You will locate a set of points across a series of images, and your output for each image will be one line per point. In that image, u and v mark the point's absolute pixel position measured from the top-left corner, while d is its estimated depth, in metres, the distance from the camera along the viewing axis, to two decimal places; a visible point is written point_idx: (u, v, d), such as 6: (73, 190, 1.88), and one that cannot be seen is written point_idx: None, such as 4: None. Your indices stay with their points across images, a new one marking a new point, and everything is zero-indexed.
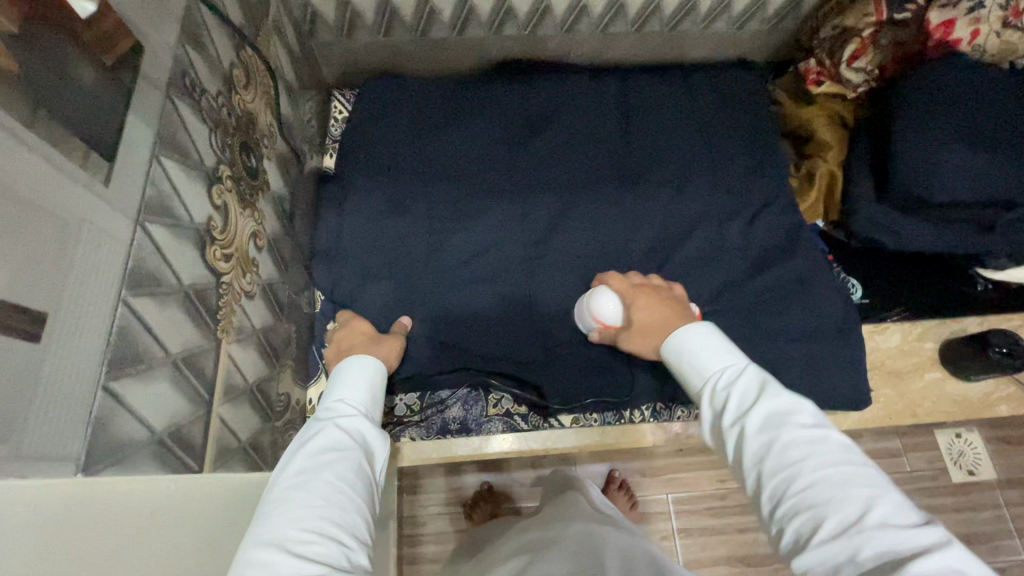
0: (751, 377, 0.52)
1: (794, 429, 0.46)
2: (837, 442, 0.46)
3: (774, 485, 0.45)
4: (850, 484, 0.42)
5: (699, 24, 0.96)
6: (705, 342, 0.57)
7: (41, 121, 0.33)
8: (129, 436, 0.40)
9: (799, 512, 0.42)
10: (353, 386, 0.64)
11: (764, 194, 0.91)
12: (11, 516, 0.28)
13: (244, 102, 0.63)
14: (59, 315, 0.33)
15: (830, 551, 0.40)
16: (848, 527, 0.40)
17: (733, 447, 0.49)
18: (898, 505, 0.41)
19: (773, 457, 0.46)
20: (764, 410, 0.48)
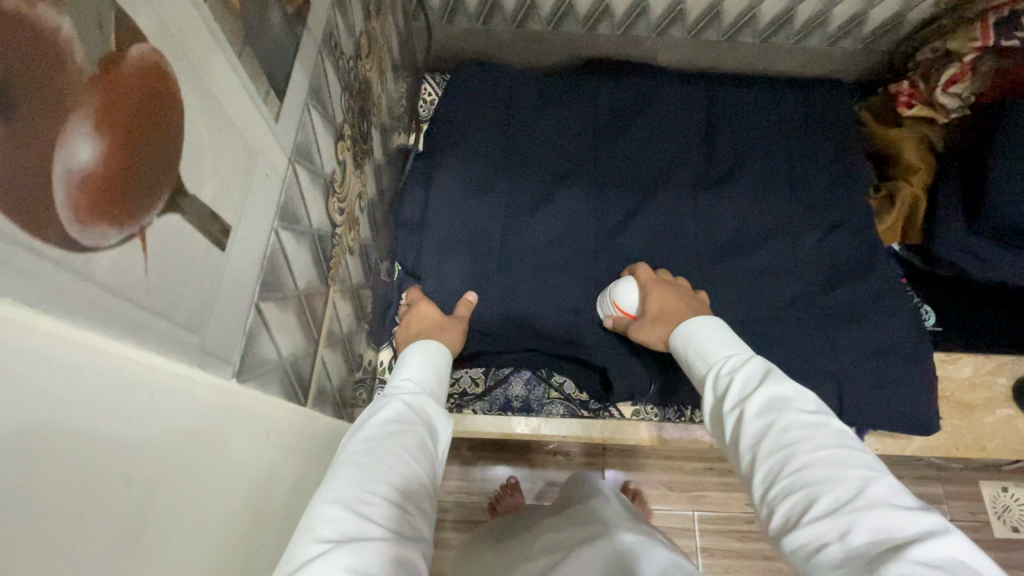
0: (753, 368, 0.59)
1: (792, 414, 0.52)
2: (835, 429, 0.52)
3: (775, 462, 0.50)
4: (846, 464, 0.48)
5: (791, 39, 0.96)
6: (714, 339, 0.65)
7: (246, 53, 0.36)
8: (266, 356, 0.43)
9: (794, 487, 0.48)
10: (416, 368, 0.65)
11: (844, 211, 0.91)
12: (186, 401, 0.32)
13: (364, 69, 0.67)
14: (236, 229, 0.36)
15: (822, 525, 0.44)
16: (842, 503, 0.45)
17: (733, 428, 0.56)
18: (891, 488, 0.46)
19: (773, 438, 0.51)
20: (766, 396, 0.55)
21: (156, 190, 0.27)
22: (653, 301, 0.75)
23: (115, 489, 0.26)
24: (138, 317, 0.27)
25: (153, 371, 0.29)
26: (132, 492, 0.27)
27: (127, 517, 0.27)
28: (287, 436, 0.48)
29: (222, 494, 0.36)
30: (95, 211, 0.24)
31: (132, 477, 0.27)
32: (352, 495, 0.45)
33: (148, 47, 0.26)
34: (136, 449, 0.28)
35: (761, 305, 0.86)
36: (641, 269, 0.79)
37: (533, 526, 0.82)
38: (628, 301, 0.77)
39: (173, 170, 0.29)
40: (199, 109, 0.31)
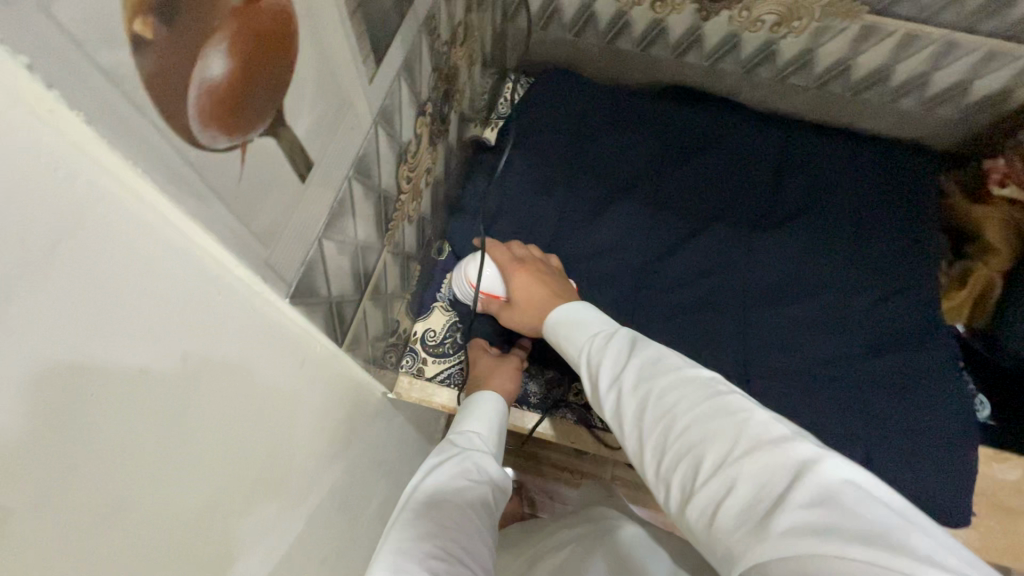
0: (619, 342, 0.58)
1: (664, 379, 0.51)
2: (705, 382, 0.50)
3: (662, 433, 0.49)
4: (720, 418, 0.46)
5: (885, 97, 0.94)
6: (580, 316, 0.65)
7: (359, 18, 0.41)
8: (318, 289, 0.47)
9: (682, 455, 0.46)
10: (483, 418, 0.73)
11: (908, 279, 0.87)
12: (234, 305, 0.36)
13: (455, 57, 0.72)
14: (318, 169, 0.41)
15: (712, 488, 0.43)
16: (724, 459, 0.44)
17: (613, 406, 0.54)
18: (765, 427, 0.45)
19: (653, 409, 0.50)
20: (637, 369, 0.54)
21: (262, 118, 0.32)
22: (515, 289, 0.75)
23: (167, 357, 0.30)
24: (230, 221, 0.32)
25: (219, 270, 0.34)
26: (182, 366, 0.32)
27: (175, 384, 0.31)
28: (314, 368, 0.52)
29: (250, 398, 0.40)
30: (209, 124, 0.28)
31: (186, 352, 0.32)
32: (422, 537, 0.54)
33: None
34: (194, 330, 0.32)
35: (800, 356, 0.83)
36: (492, 249, 0.81)
37: (551, 529, 0.87)
38: (492, 284, 0.81)
39: (274, 104, 0.33)
40: (310, 56, 0.36)
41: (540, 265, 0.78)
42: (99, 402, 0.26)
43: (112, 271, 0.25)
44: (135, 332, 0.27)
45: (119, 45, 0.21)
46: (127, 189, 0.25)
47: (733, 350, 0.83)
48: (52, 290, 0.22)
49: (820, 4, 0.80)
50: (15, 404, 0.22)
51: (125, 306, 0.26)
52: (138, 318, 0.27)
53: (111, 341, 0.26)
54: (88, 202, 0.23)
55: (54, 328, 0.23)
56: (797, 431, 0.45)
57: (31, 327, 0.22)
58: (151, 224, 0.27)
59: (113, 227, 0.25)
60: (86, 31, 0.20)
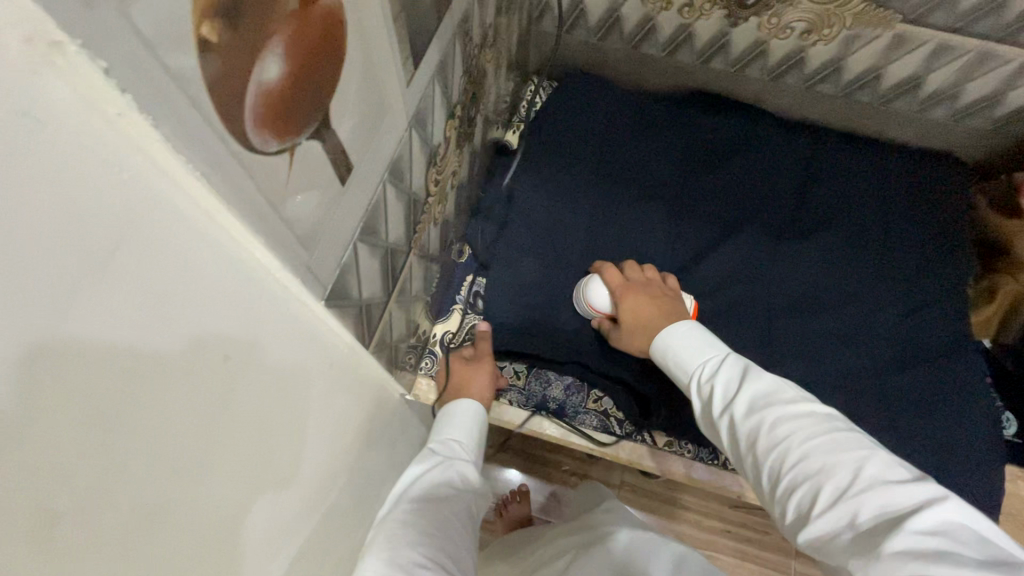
0: (731, 370, 0.61)
1: (778, 407, 0.54)
2: (820, 416, 0.53)
3: (774, 460, 0.51)
4: (838, 451, 0.49)
5: (914, 107, 0.93)
6: (692, 341, 0.68)
7: (401, 20, 0.41)
8: (350, 292, 0.47)
9: (800, 483, 0.49)
10: (462, 426, 0.77)
11: (935, 292, 0.86)
12: (276, 305, 0.36)
13: (484, 59, 0.71)
14: (357, 173, 0.41)
15: (833, 517, 0.45)
16: (844, 491, 0.46)
17: (729, 433, 0.57)
18: (884, 465, 0.47)
19: (765, 436, 0.53)
20: (749, 397, 0.56)
21: (311, 120, 0.32)
22: (629, 304, 0.77)
23: (213, 357, 0.30)
24: (276, 225, 0.32)
25: (264, 272, 0.33)
26: (225, 367, 0.32)
27: (216, 386, 0.31)
28: (343, 370, 0.52)
29: (284, 400, 0.40)
30: (262, 128, 0.28)
31: (228, 353, 0.32)
32: (397, 545, 0.58)
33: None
34: (236, 331, 0.32)
35: (823, 368, 0.82)
36: (607, 266, 0.83)
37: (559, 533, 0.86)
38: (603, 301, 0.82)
39: (322, 108, 0.33)
40: (356, 59, 0.35)
41: (657, 288, 0.80)
42: (154, 404, 0.26)
43: (170, 272, 0.25)
44: (185, 334, 0.27)
45: (187, 48, 0.21)
46: (183, 191, 0.25)
47: (755, 360, 0.83)
48: (111, 292, 0.22)
49: (851, 12, 0.79)
50: (76, 405, 0.22)
51: (178, 308, 0.26)
52: (189, 320, 0.27)
53: (165, 343, 0.26)
54: (148, 202, 0.23)
55: (112, 330, 0.23)
56: (911, 470, 0.47)
57: (95, 331, 0.22)
58: (203, 226, 0.27)
59: (170, 228, 0.25)
60: (160, 36, 0.20)
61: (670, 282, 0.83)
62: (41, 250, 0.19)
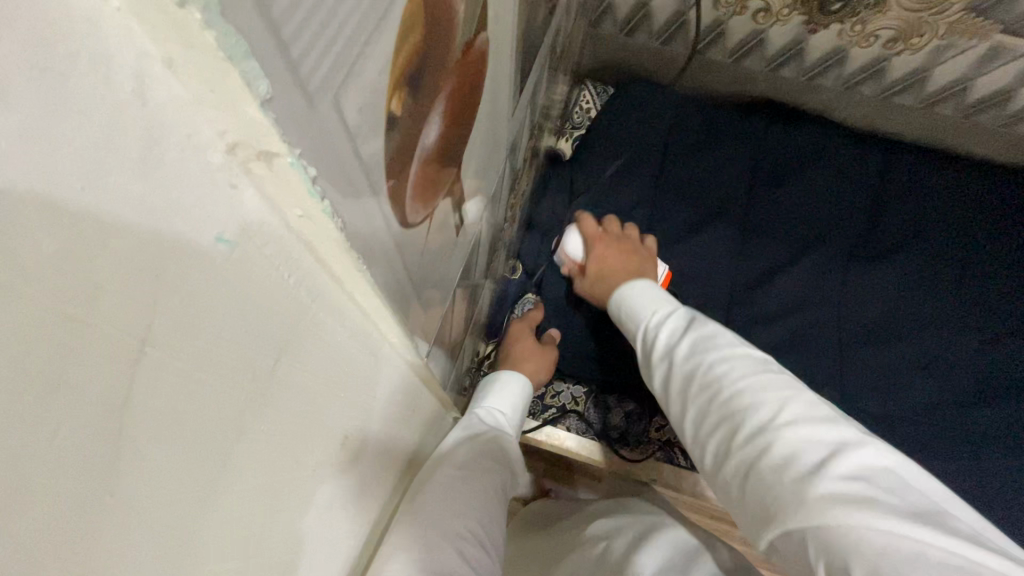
0: (677, 317, 0.53)
1: (716, 349, 0.46)
2: (756, 358, 0.45)
3: (703, 401, 0.44)
4: (764, 391, 0.41)
5: (999, 121, 0.87)
6: (641, 293, 0.59)
7: (517, 51, 0.36)
8: (443, 339, 0.43)
9: (722, 424, 0.42)
10: (505, 402, 0.66)
11: (1020, 321, 0.82)
12: (386, 367, 0.32)
13: (556, 71, 0.66)
14: (468, 220, 0.37)
15: (746, 455, 0.39)
16: (764, 428, 0.39)
17: (660, 377, 0.50)
18: (808, 404, 0.40)
19: (697, 378, 0.46)
20: (689, 340, 0.49)
21: (450, 173, 0.28)
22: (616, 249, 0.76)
23: (328, 438, 0.27)
24: (405, 293, 0.28)
25: (383, 341, 0.30)
26: (336, 446, 0.29)
27: (326, 466, 0.28)
28: (424, 415, 0.49)
29: (374, 461, 0.37)
30: (415, 199, 0.24)
31: (341, 430, 0.29)
32: (445, 521, 0.46)
33: (487, 37, 0.26)
34: (350, 408, 0.29)
35: (902, 402, 0.78)
36: (583, 215, 0.79)
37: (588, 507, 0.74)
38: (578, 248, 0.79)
39: (457, 162, 0.28)
40: (485, 102, 0.31)
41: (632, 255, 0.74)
42: (278, 508, 0.23)
43: (313, 370, 0.22)
44: (315, 428, 0.24)
45: (378, 130, 0.17)
46: (338, 283, 0.21)
47: (829, 391, 0.79)
48: (270, 412, 0.19)
49: (947, 21, 0.73)
50: (220, 538, 0.19)
51: (314, 405, 0.23)
52: (320, 412, 0.24)
53: (294, 445, 0.23)
54: (308, 305, 0.20)
55: (264, 452, 0.20)
56: (834, 409, 0.40)
57: (250, 462, 0.19)
58: (347, 307, 0.23)
59: (320, 325, 0.21)
60: (360, 123, 0.16)
61: (648, 239, 0.79)
62: (223, 394, 0.16)
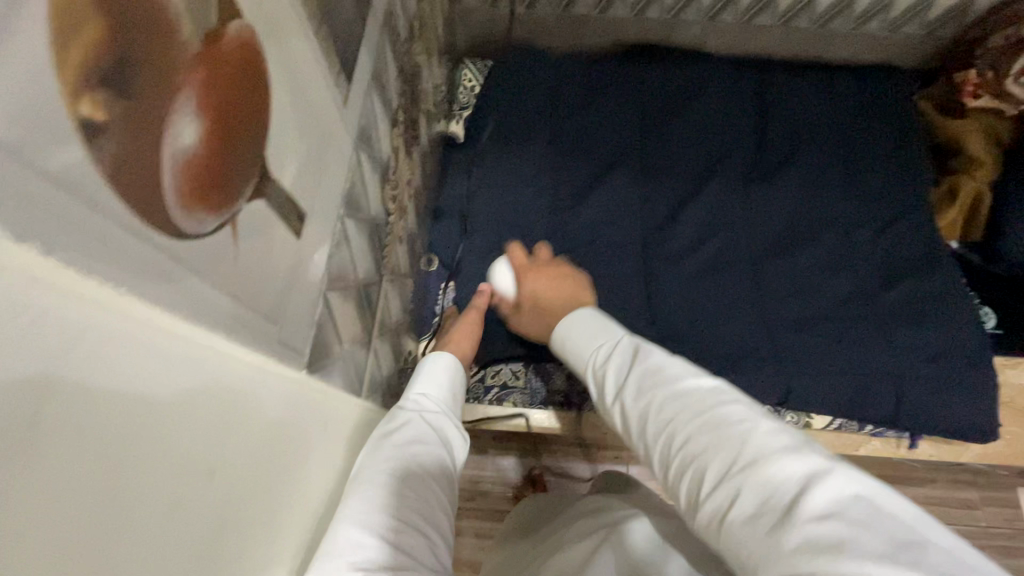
0: (622, 352, 0.51)
1: (664, 389, 0.43)
2: (710, 394, 0.42)
3: (662, 448, 0.41)
4: (719, 429, 0.39)
5: (851, 24, 0.93)
6: (585, 324, 0.57)
7: (323, 33, 0.35)
8: (330, 348, 0.42)
9: (686, 469, 0.39)
10: (437, 378, 0.60)
11: (907, 204, 0.88)
12: (258, 390, 0.31)
13: (415, 53, 0.65)
14: (311, 220, 0.35)
15: (717, 500, 0.36)
16: (728, 471, 0.36)
17: (615, 420, 0.47)
18: (775, 433, 0.37)
19: (652, 422, 0.43)
20: (637, 377, 0.46)
21: (249, 175, 0.26)
22: (524, 292, 0.71)
23: (200, 479, 0.25)
24: (234, 309, 0.27)
25: (236, 364, 0.29)
26: (217, 485, 0.27)
27: (201, 511, 0.26)
28: (341, 427, 0.47)
29: (280, 489, 0.35)
30: (192, 206, 0.22)
31: (209, 466, 0.26)
32: (382, 523, 0.42)
33: (244, 24, 0.25)
34: (220, 439, 0.27)
35: (817, 303, 0.83)
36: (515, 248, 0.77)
37: (572, 509, 0.70)
38: (504, 282, 0.76)
39: (257, 160, 0.27)
40: (283, 91, 0.30)
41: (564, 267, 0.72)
42: (139, 567, 0.21)
43: (127, 410, 0.20)
44: (149, 471, 0.22)
45: (70, 138, 0.16)
46: (122, 314, 0.20)
47: (749, 307, 0.82)
48: (44, 468, 0.17)
49: None
50: None
51: (133, 448, 0.21)
52: (149, 455, 0.22)
53: (133, 497, 0.21)
54: (80, 348, 0.18)
55: (73, 512, 0.18)
56: (801, 437, 0.37)
57: (51, 528, 0.17)
58: (153, 338, 0.22)
59: (102, 357, 0.19)
60: (27, 133, 0.14)
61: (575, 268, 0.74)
62: None
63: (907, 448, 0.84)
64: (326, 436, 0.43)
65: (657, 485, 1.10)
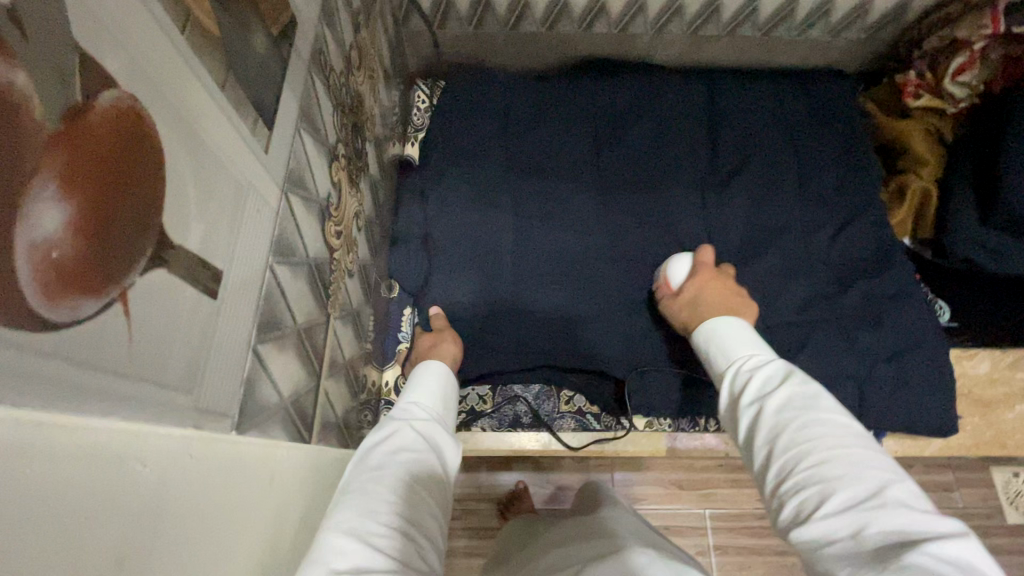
0: (774, 365, 0.49)
1: (814, 413, 0.43)
2: (848, 427, 0.43)
3: (782, 465, 0.42)
4: (864, 466, 0.39)
5: (794, 31, 0.94)
6: (734, 333, 0.56)
7: (230, 85, 0.34)
8: (265, 401, 0.41)
9: (805, 487, 0.40)
10: (428, 389, 0.60)
11: (858, 205, 0.89)
12: (181, 462, 0.30)
13: (357, 83, 0.65)
14: (231, 276, 0.34)
15: (833, 524, 0.37)
16: (857, 503, 0.37)
17: (744, 427, 0.47)
18: (911, 488, 0.38)
19: (780, 440, 0.43)
20: (783, 394, 0.46)
21: (137, 249, 0.25)
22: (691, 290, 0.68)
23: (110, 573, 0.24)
24: (132, 389, 0.26)
25: (148, 443, 0.27)
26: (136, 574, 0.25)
27: None
28: (292, 477, 0.45)
29: (225, 557, 0.34)
30: (63, 289, 0.21)
31: (120, 554, 0.24)
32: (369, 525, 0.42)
33: (119, 92, 0.24)
34: (134, 525, 0.25)
35: (778, 308, 0.84)
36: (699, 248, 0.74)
37: (558, 534, 0.69)
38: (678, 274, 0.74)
39: (150, 229, 0.26)
40: (182, 154, 0.29)
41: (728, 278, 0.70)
42: None
43: (3, 521, 0.19)
44: (41, 567, 0.20)
45: None
46: None
47: None
48: None
49: None
50: None
51: (11, 551, 0.19)
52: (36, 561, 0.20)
53: None
54: None
55: None
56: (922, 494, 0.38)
57: None
58: (30, 441, 0.20)
59: None
60: None
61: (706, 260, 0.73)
62: None
63: None
64: (276, 491, 0.42)
65: (638, 496, 1.10)
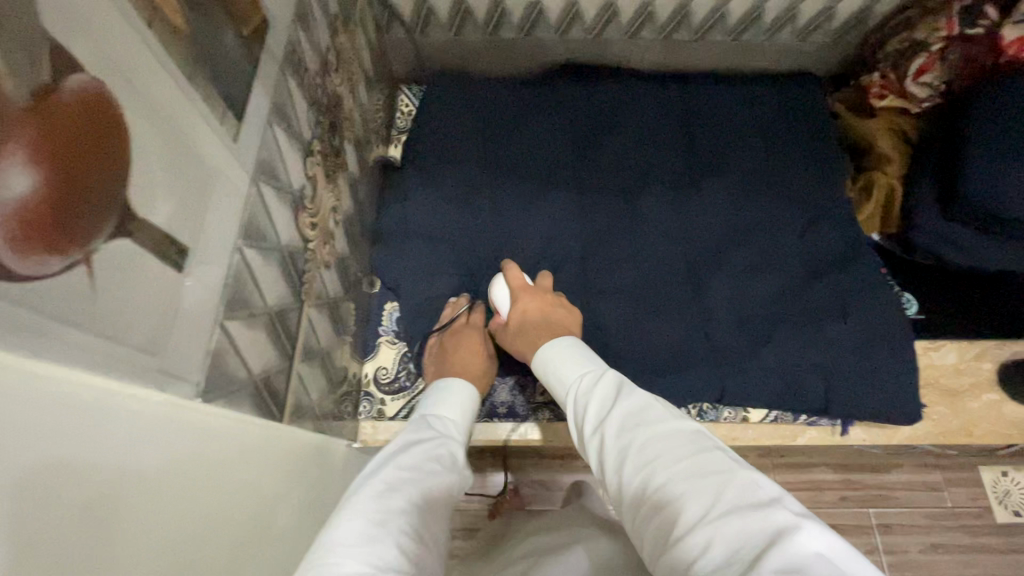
0: (604, 383, 0.50)
1: (649, 426, 0.44)
2: (689, 437, 0.43)
3: (637, 489, 0.42)
4: (701, 475, 0.40)
5: (763, 36, 0.98)
6: (568, 355, 0.55)
7: (199, 78, 0.37)
8: (234, 375, 0.43)
9: (658, 508, 0.40)
10: (450, 404, 0.63)
11: (826, 202, 0.92)
12: (150, 421, 0.32)
13: (334, 84, 0.68)
14: (197, 253, 0.37)
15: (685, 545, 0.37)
16: (702, 515, 0.38)
17: (596, 456, 0.46)
18: (748, 485, 0.39)
19: (630, 462, 0.43)
20: (620, 411, 0.46)
21: (104, 218, 0.28)
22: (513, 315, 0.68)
23: (79, 510, 0.26)
24: (98, 345, 0.28)
25: (114, 398, 0.30)
26: (105, 515, 0.28)
27: (86, 535, 0.26)
28: (264, 452, 0.48)
29: (197, 515, 0.36)
30: (31, 246, 0.23)
31: (87, 493, 0.27)
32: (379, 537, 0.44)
33: (87, 77, 0.27)
34: (103, 470, 0.28)
35: (747, 302, 0.86)
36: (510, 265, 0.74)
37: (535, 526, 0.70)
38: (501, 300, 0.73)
39: (116, 201, 0.29)
40: (148, 136, 0.32)
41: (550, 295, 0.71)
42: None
43: None
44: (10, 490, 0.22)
45: None
46: None
47: (683, 310, 0.85)
48: None
49: None
50: None
51: None
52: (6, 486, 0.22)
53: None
54: None
55: None
56: (777, 491, 0.38)
57: None
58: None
59: None
60: None
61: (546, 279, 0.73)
62: None
63: (841, 435, 0.85)
64: (249, 462, 0.44)
65: None
